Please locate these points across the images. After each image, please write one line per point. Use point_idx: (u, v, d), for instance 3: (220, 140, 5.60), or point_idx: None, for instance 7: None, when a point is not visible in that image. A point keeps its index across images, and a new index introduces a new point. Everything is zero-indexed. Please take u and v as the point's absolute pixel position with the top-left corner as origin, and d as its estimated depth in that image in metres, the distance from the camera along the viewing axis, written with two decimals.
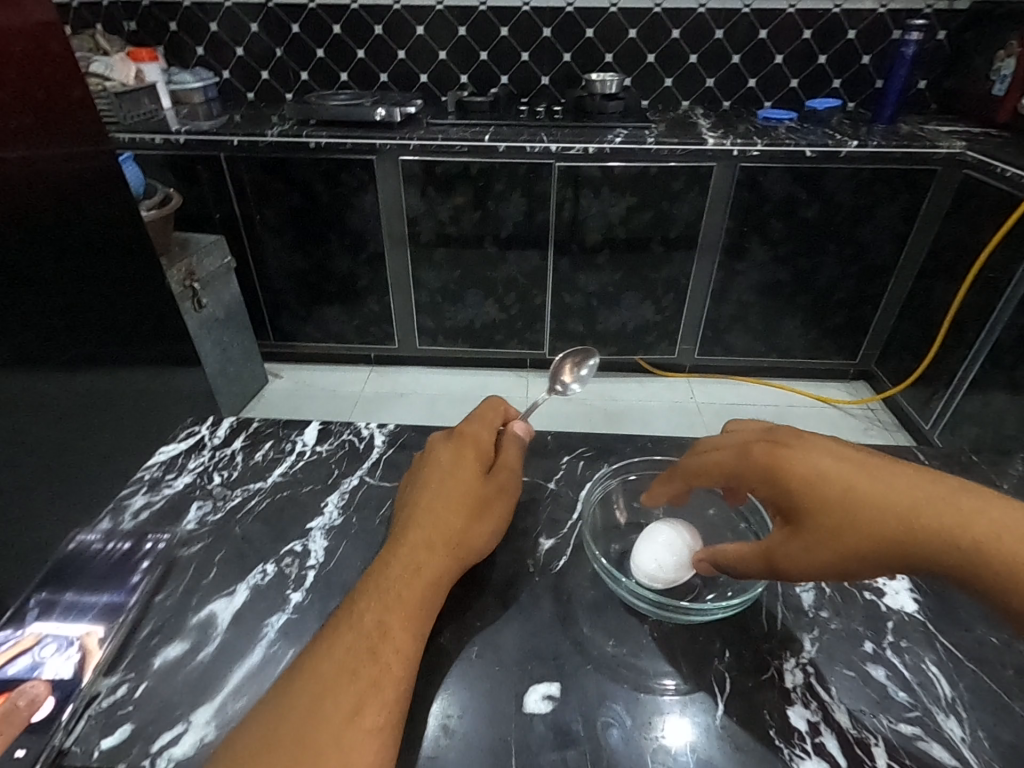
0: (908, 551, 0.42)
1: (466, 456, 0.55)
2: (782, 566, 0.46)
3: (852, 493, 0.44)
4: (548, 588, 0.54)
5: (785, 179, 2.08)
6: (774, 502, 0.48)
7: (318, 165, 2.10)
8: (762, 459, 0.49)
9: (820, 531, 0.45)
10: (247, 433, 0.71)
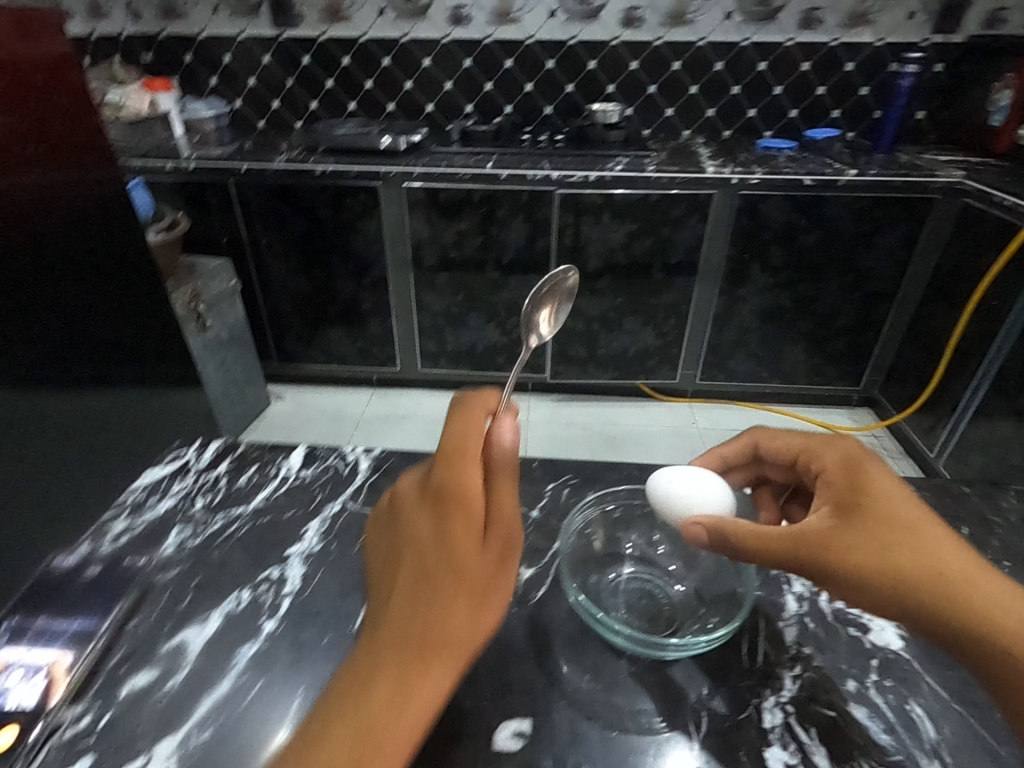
0: (959, 605, 0.40)
1: (453, 517, 0.39)
2: (821, 557, 0.43)
3: (924, 519, 0.43)
4: (525, 619, 0.53)
5: (785, 207, 2.09)
6: (840, 503, 0.45)
7: (324, 191, 2.14)
8: (843, 462, 0.49)
9: (875, 538, 0.43)
10: (233, 456, 0.71)
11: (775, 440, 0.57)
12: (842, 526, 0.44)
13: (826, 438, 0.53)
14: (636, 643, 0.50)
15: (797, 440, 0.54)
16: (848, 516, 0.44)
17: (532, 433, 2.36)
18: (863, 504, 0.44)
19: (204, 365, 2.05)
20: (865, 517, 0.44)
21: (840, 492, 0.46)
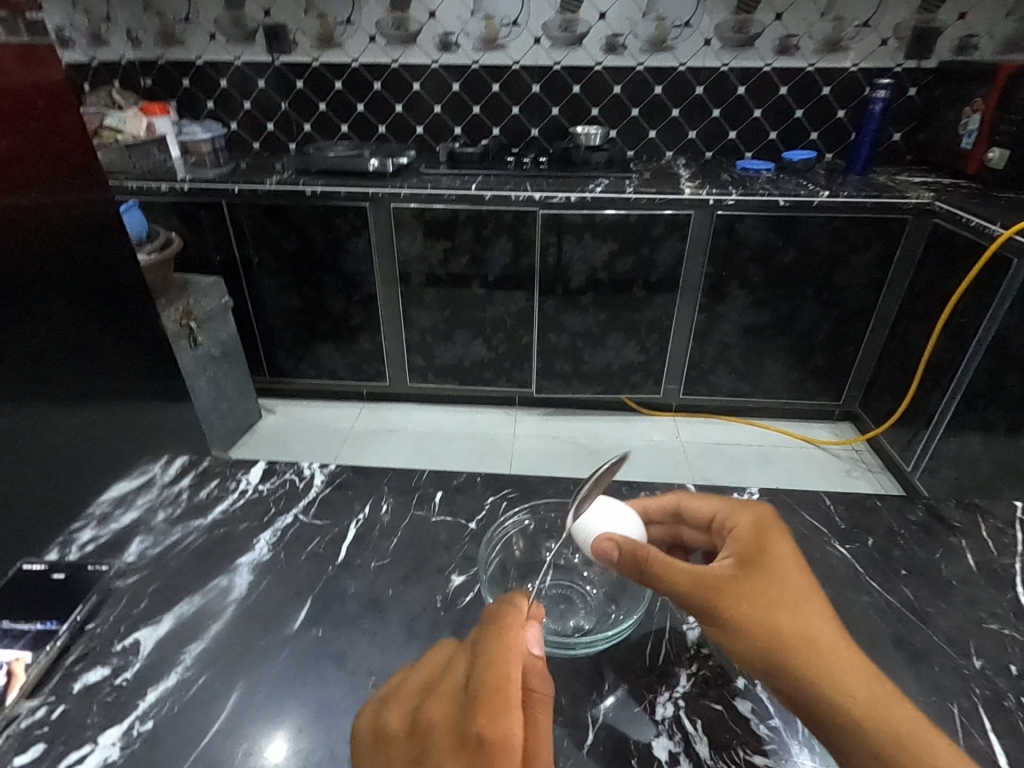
0: (816, 669, 0.44)
1: (500, 710, 0.38)
2: (713, 597, 0.48)
3: (807, 588, 0.48)
4: (450, 622, 0.58)
5: (761, 226, 2.14)
6: (743, 561, 0.50)
7: (314, 211, 2.20)
8: (752, 526, 0.54)
9: (764, 591, 0.47)
10: (196, 471, 0.77)
11: (695, 502, 0.61)
12: (739, 576, 0.49)
13: (742, 504, 0.57)
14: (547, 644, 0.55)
15: (715, 502, 0.59)
16: (746, 570, 0.49)
17: (517, 446, 2.40)
18: (760, 563, 0.50)
19: (194, 381, 2.10)
20: (758, 573, 0.49)
21: (745, 550, 0.51)
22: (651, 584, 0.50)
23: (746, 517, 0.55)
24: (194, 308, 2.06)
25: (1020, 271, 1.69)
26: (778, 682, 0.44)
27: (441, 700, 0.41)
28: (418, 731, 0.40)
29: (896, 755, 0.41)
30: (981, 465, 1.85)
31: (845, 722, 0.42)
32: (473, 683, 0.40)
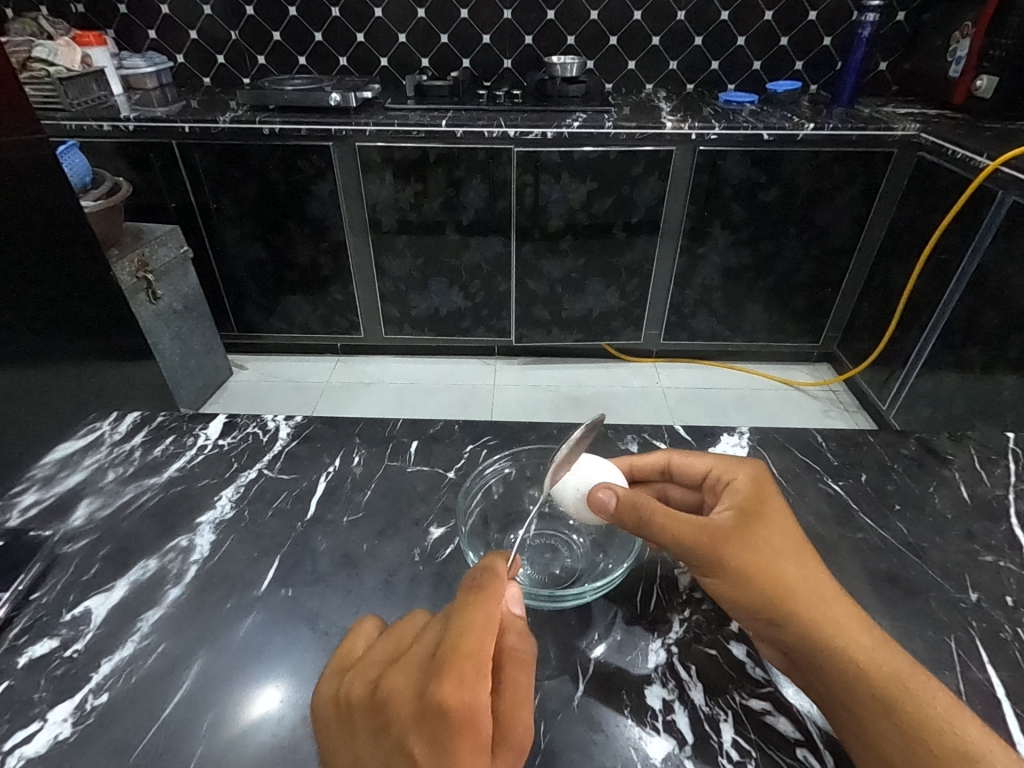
0: (823, 623, 0.42)
1: (469, 677, 0.35)
2: (719, 552, 0.45)
3: (803, 542, 0.47)
4: (430, 576, 0.55)
5: (744, 163, 2.06)
6: (744, 511, 0.48)
7: (273, 152, 2.05)
8: (750, 481, 0.51)
9: (767, 543, 0.46)
10: (150, 428, 0.71)
11: (687, 459, 0.57)
12: (740, 527, 0.46)
13: (736, 460, 0.54)
14: (536, 598, 0.52)
15: (710, 456, 0.56)
16: (746, 522, 0.47)
17: (496, 396, 2.36)
18: (761, 516, 0.47)
19: (156, 337, 1.99)
20: (759, 525, 0.47)
21: (744, 502, 0.49)
22: (653, 537, 0.47)
23: (743, 471, 0.52)
24: (150, 259, 1.92)
25: (1003, 204, 1.66)
26: (781, 632, 0.43)
27: (404, 669, 0.38)
28: (378, 701, 0.37)
29: (900, 701, 0.39)
30: (956, 403, 1.86)
31: (849, 670, 0.40)
32: (439, 650, 0.37)
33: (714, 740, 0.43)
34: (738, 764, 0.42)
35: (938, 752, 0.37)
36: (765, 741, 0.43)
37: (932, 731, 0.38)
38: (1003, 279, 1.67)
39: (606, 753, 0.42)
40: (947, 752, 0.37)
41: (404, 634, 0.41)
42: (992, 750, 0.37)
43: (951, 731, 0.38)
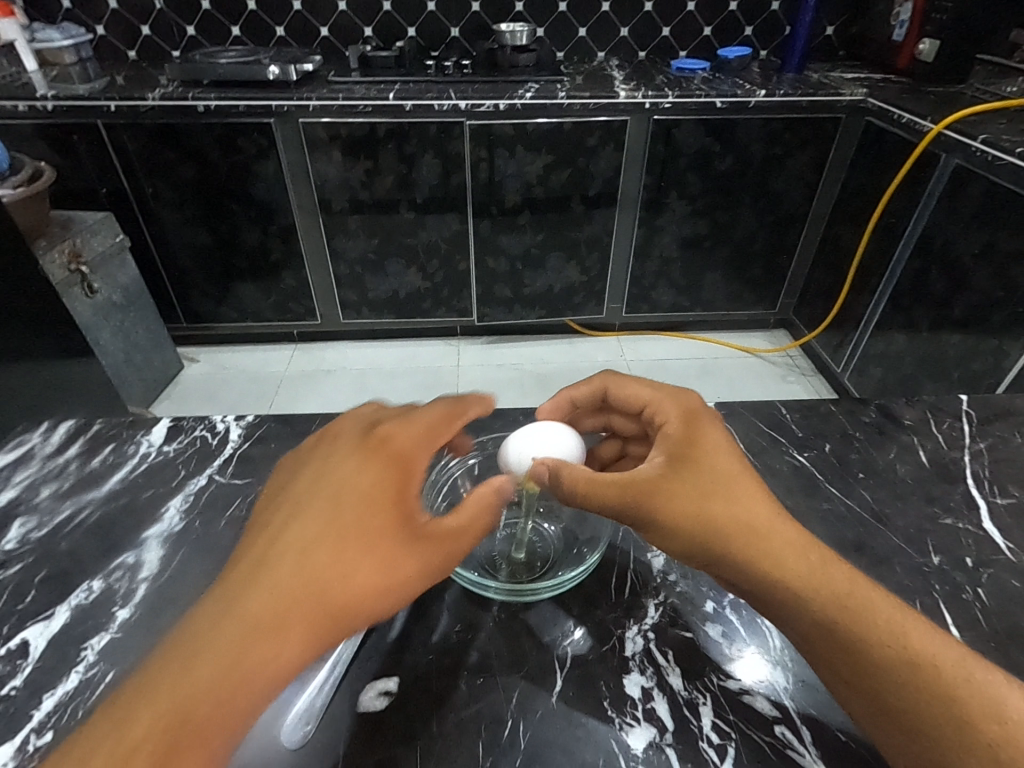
0: (762, 550, 0.44)
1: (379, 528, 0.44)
2: (650, 501, 0.48)
3: (739, 472, 0.49)
4: None
5: (698, 131, 2.04)
6: (670, 456, 0.51)
7: (211, 130, 1.92)
8: (681, 425, 0.54)
9: (697, 483, 0.48)
10: (86, 437, 0.66)
11: (625, 388, 0.61)
12: (670, 472, 0.49)
13: (668, 394, 0.58)
14: (506, 594, 0.51)
15: (647, 392, 0.59)
16: (675, 466, 0.50)
17: (461, 377, 2.33)
18: (691, 458, 0.50)
19: (96, 333, 1.86)
20: (690, 467, 0.50)
21: (674, 443, 0.52)
22: (584, 501, 0.51)
23: (674, 408, 0.56)
24: (82, 249, 1.79)
25: (947, 166, 1.69)
26: (722, 572, 0.45)
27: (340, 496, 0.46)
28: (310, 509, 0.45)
29: (841, 619, 0.41)
30: (906, 362, 1.92)
31: (789, 598, 0.42)
32: (371, 500, 0.46)
33: (694, 725, 0.43)
34: (718, 746, 0.42)
35: (879, 661, 0.40)
36: (744, 721, 0.43)
37: (874, 638, 0.40)
38: (948, 241, 1.72)
39: (588, 748, 0.42)
40: (887, 654, 0.40)
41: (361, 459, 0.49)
42: (934, 648, 0.40)
43: (893, 638, 0.40)
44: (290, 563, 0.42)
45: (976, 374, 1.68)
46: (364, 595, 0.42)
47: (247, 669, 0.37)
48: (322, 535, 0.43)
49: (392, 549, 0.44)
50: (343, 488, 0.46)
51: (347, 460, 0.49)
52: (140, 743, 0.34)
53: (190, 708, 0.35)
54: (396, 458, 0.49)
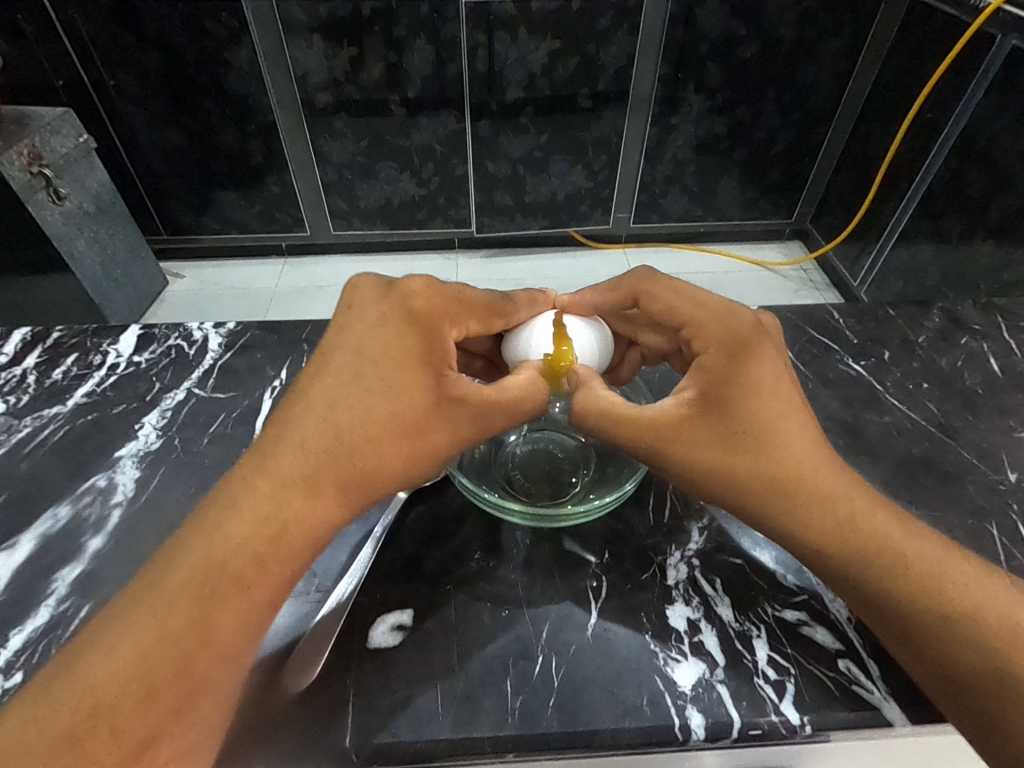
0: (786, 505, 0.42)
1: (382, 444, 0.43)
2: (671, 448, 0.46)
3: (782, 418, 0.43)
4: (422, 515, 0.54)
5: (722, 11, 1.80)
6: (698, 395, 0.46)
7: (173, 9, 1.68)
8: (722, 353, 0.46)
9: (724, 428, 0.44)
10: (44, 346, 0.61)
11: (654, 296, 0.51)
12: (692, 415, 0.45)
13: (714, 310, 0.47)
14: (531, 517, 0.50)
15: (685, 302, 0.49)
16: (701, 407, 0.45)
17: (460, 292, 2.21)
18: (724, 399, 0.45)
19: (72, 244, 1.70)
20: (721, 412, 0.44)
21: (706, 380, 0.45)
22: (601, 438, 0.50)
23: (717, 332, 0.46)
24: (43, 149, 1.60)
25: (1002, 51, 1.50)
26: (745, 516, 0.45)
27: (347, 400, 0.43)
28: (319, 408, 0.43)
29: (868, 577, 0.40)
30: (930, 274, 1.81)
31: (807, 553, 0.42)
32: (380, 410, 0.43)
33: (749, 660, 0.45)
34: (775, 682, 0.44)
35: (902, 616, 0.39)
36: (802, 654, 0.45)
37: (902, 596, 0.39)
38: (992, 137, 1.55)
39: (629, 686, 0.43)
40: (912, 612, 0.39)
41: (370, 350, 0.44)
42: (976, 600, 0.38)
43: (927, 596, 0.39)
44: (320, 430, 0.42)
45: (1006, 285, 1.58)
46: (392, 466, 0.44)
47: (286, 526, 0.39)
48: (353, 405, 0.43)
49: (419, 423, 0.45)
50: (370, 350, 0.44)
51: (367, 321, 0.46)
52: (185, 587, 0.36)
53: (232, 561, 0.38)
54: (419, 325, 0.46)
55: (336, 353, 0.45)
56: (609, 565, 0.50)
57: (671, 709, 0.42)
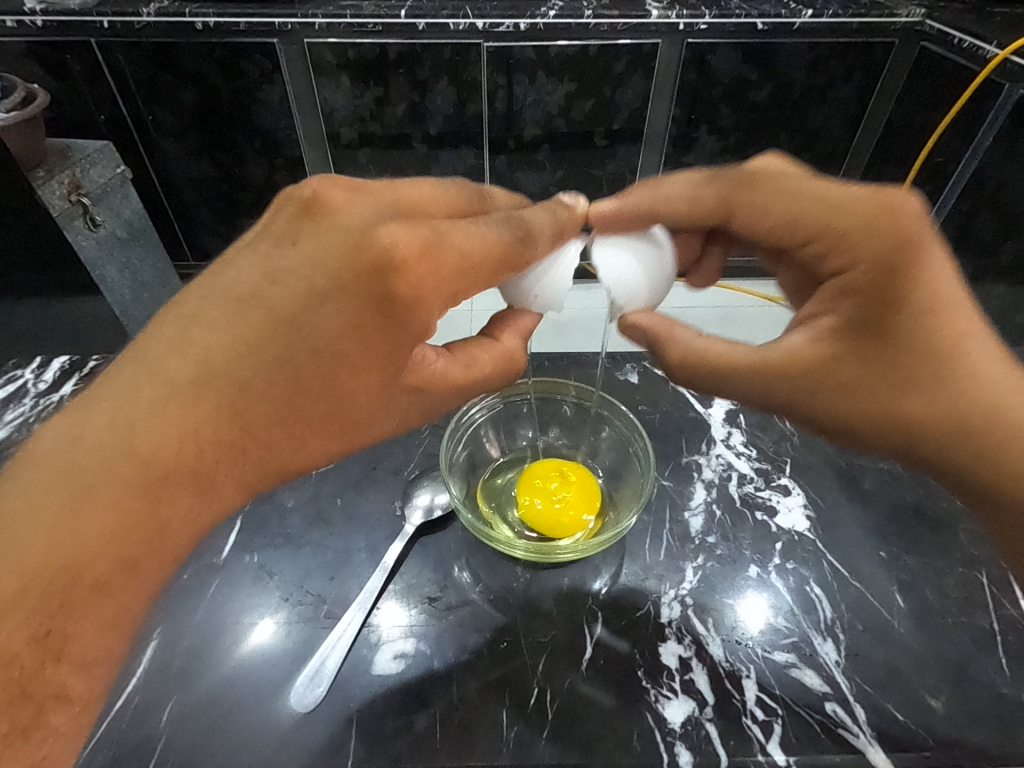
0: (941, 430, 0.59)
1: (275, 432, 0.53)
2: (837, 386, 0.60)
3: (938, 338, 0.58)
4: (435, 574, 0.65)
5: (734, 58, 1.86)
6: (856, 324, 0.59)
7: (210, 52, 1.77)
8: (878, 274, 0.58)
9: (885, 361, 0.58)
10: (78, 375, 0.76)
11: (762, 208, 0.64)
12: (847, 348, 0.59)
13: (865, 222, 0.58)
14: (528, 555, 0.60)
15: (834, 217, 0.59)
16: (857, 334, 0.59)
17: None
18: (883, 329, 0.58)
19: (103, 269, 1.78)
20: (880, 344, 0.58)
21: (863, 306, 0.58)
22: (761, 385, 0.63)
23: (872, 248, 0.58)
24: (81, 179, 1.66)
25: (1011, 97, 1.50)
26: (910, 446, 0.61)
27: (234, 400, 0.50)
28: (199, 408, 0.49)
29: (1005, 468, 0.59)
30: None
31: (972, 470, 0.60)
32: (281, 402, 0.52)
33: (738, 700, 0.56)
34: (763, 722, 0.55)
35: None
36: (788, 696, 0.57)
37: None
38: (1001, 183, 1.58)
39: (623, 724, 0.54)
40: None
41: (319, 333, 0.51)
42: None
43: None
44: (194, 427, 0.49)
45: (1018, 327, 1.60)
46: (285, 446, 0.54)
47: (154, 526, 0.49)
48: (232, 412, 0.50)
49: (336, 404, 0.54)
50: (286, 325, 0.51)
51: (320, 291, 0.51)
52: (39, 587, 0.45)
53: (89, 567, 0.46)
54: (391, 308, 0.52)
55: (221, 350, 0.50)
56: None
57: (662, 747, 0.53)
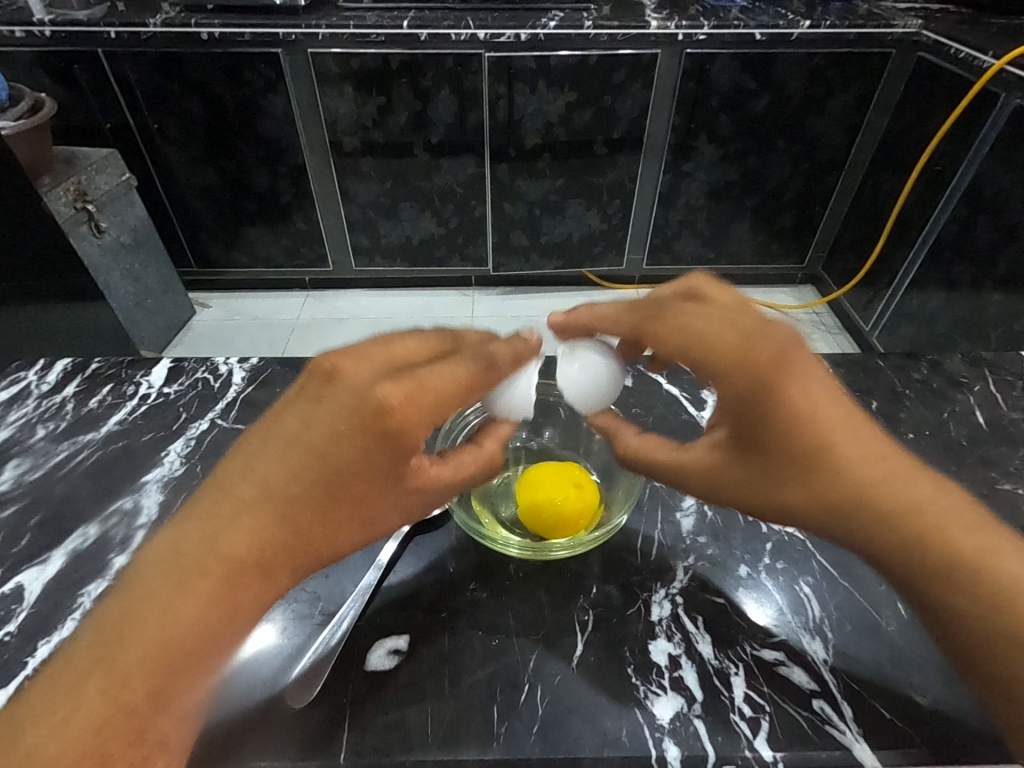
0: (896, 566, 0.43)
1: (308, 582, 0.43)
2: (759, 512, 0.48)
3: (854, 446, 0.44)
4: (419, 567, 0.58)
5: (733, 67, 1.88)
6: (741, 437, 0.46)
7: (216, 61, 1.80)
8: (766, 378, 0.45)
9: (817, 484, 0.44)
10: (83, 376, 0.70)
11: (661, 324, 0.50)
12: (732, 459, 0.47)
13: (748, 331, 0.47)
14: (525, 549, 0.57)
15: (710, 323, 0.47)
16: (741, 451, 0.47)
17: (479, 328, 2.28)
18: (765, 446, 0.45)
19: (106, 275, 1.80)
20: (764, 459, 0.45)
21: (739, 423, 0.46)
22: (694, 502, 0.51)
23: (761, 358, 0.45)
24: (88, 186, 1.71)
25: (1007, 107, 1.54)
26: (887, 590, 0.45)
27: (265, 555, 0.40)
28: (232, 570, 0.39)
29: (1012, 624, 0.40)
30: (939, 322, 1.83)
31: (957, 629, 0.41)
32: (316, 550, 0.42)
33: (726, 697, 0.50)
34: (750, 717, 0.49)
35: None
36: (776, 692, 0.50)
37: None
38: (998, 191, 1.59)
39: (611, 718, 0.48)
40: None
41: (349, 474, 0.42)
42: None
43: None
44: (223, 591, 0.38)
45: (1016, 335, 1.60)
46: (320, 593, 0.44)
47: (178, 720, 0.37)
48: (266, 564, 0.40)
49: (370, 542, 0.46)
50: (317, 462, 0.42)
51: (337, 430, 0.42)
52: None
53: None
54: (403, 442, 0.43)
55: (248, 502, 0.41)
56: (597, 600, 0.56)
57: (650, 742, 0.47)
